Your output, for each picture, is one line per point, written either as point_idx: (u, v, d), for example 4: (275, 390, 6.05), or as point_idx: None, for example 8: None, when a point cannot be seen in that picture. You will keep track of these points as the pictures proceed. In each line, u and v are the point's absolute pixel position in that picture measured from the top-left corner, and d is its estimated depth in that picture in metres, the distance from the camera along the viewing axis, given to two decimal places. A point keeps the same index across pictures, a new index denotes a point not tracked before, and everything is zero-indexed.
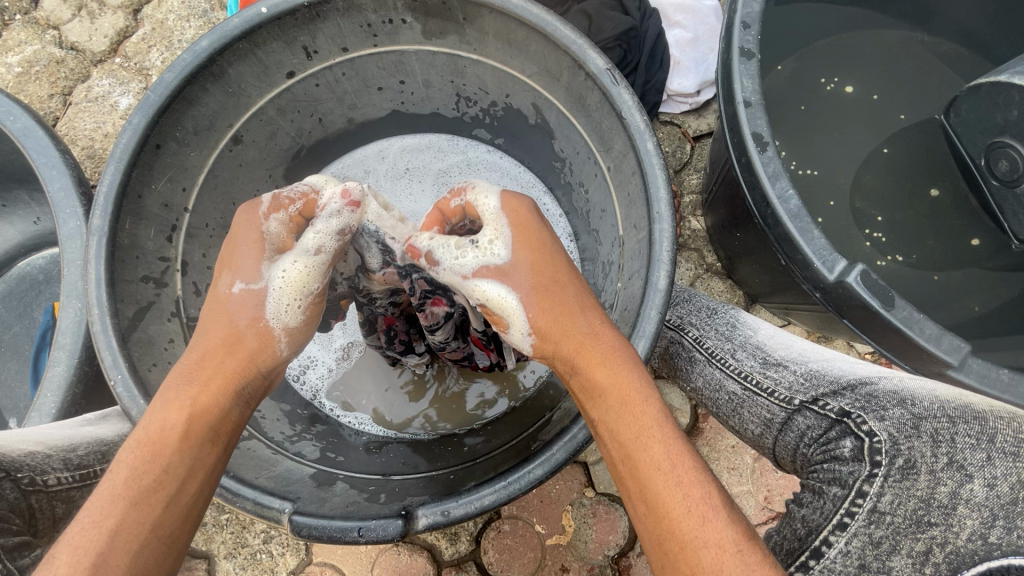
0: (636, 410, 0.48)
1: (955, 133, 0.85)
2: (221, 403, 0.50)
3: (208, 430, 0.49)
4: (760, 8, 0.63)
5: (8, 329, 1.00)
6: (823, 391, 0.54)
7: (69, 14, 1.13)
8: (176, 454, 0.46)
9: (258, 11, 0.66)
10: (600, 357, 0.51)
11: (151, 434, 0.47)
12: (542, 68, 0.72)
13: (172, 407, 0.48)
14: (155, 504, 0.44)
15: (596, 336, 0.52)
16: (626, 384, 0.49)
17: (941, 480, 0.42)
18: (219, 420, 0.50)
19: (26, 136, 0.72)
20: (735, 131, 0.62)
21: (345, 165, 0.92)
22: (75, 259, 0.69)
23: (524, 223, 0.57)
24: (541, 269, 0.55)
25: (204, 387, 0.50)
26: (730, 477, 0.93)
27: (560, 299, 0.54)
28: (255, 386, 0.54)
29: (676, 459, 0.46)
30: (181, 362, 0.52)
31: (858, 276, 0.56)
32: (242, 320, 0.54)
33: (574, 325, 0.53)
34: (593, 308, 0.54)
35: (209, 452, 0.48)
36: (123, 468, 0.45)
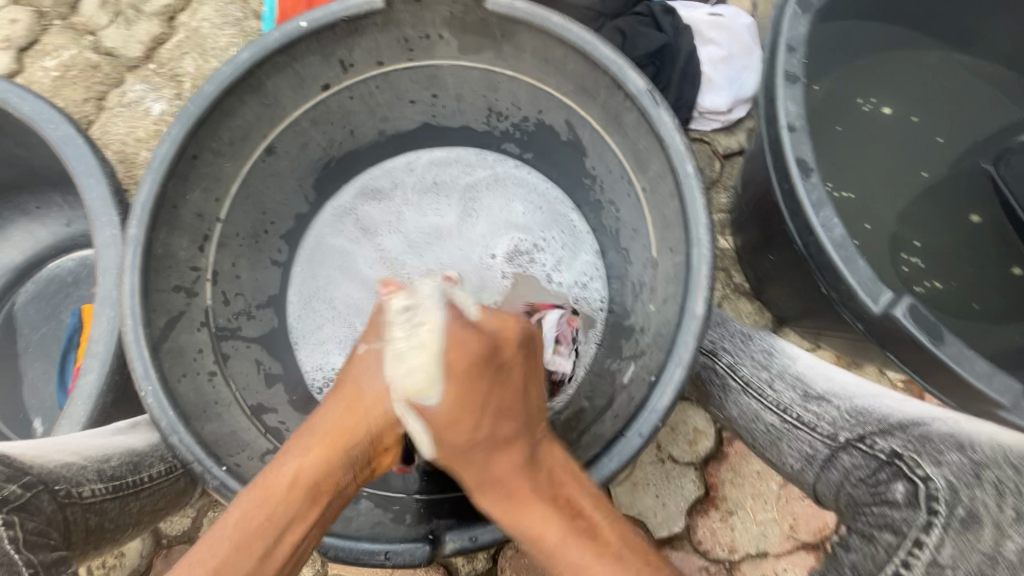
0: (551, 533, 0.50)
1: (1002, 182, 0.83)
2: (330, 462, 0.52)
3: (319, 488, 0.50)
4: (805, 31, 0.62)
5: (36, 329, 1.01)
6: (870, 429, 0.52)
7: (105, 20, 1.15)
8: (280, 504, 0.48)
9: (298, 25, 0.66)
10: (509, 495, 0.52)
11: (267, 480, 0.49)
12: (578, 86, 0.71)
13: (291, 458, 0.51)
14: (255, 551, 0.46)
15: (499, 469, 0.53)
16: (531, 514, 0.51)
17: (1007, 536, 0.41)
18: (325, 477, 0.51)
19: (65, 144, 0.73)
20: (777, 156, 0.61)
21: (374, 175, 0.92)
22: (110, 267, 0.70)
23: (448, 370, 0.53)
24: (460, 408, 0.53)
25: (321, 447, 0.52)
26: (754, 504, 0.91)
27: (461, 436, 0.53)
28: (364, 451, 0.54)
29: (595, 575, 0.47)
30: (312, 418, 0.55)
31: (906, 309, 0.54)
32: (365, 387, 0.55)
33: (474, 464, 0.53)
34: (491, 439, 0.53)
35: (311, 512, 0.49)
36: (238, 508, 0.48)
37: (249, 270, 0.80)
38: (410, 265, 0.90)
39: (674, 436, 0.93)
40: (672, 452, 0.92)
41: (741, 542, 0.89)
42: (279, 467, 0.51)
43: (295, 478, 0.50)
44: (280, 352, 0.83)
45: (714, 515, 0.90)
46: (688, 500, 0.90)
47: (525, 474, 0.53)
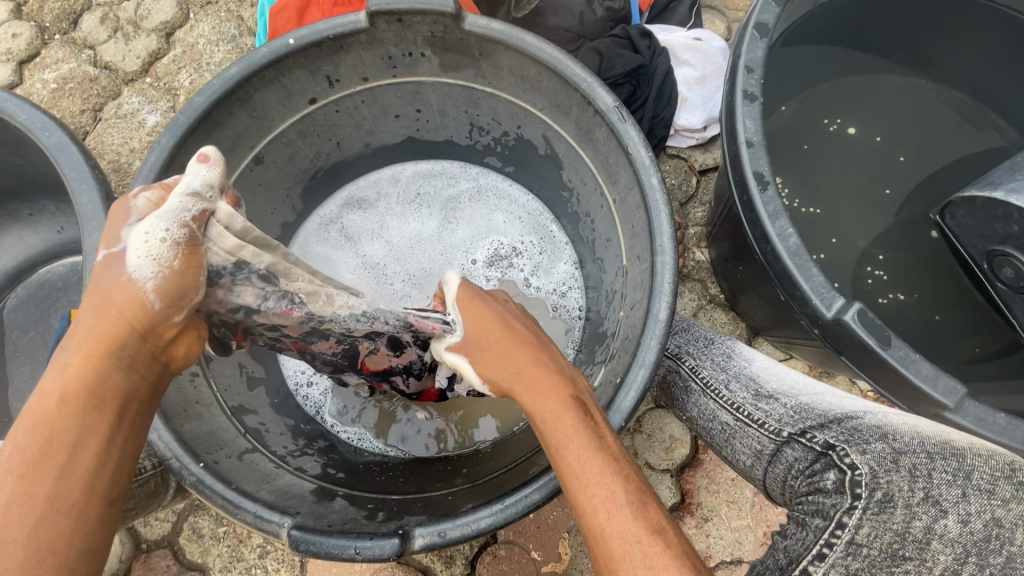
0: (553, 421, 0.47)
1: (953, 233, 0.81)
2: (97, 368, 0.44)
3: (93, 395, 0.43)
4: (763, 53, 0.66)
5: (24, 333, 1.03)
6: (810, 423, 0.54)
7: (105, 35, 1.19)
8: (56, 421, 0.42)
9: (286, 42, 0.69)
10: (529, 388, 0.50)
11: (36, 408, 0.42)
12: (552, 102, 0.75)
13: (47, 379, 0.43)
14: (50, 472, 0.41)
15: (515, 363, 0.52)
16: (545, 397, 0.49)
17: (916, 514, 0.43)
18: (100, 385, 0.44)
19: (59, 151, 0.76)
20: (737, 170, 0.65)
21: (360, 186, 0.96)
22: (97, 270, 0.72)
23: (470, 303, 0.58)
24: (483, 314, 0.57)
25: (77, 359, 0.43)
26: (729, 511, 0.92)
27: (496, 341, 0.54)
28: (136, 348, 0.45)
29: (593, 464, 0.45)
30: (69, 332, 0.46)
31: (855, 314, 0.57)
32: (111, 286, 0.45)
33: (503, 360, 0.53)
34: (523, 345, 0.53)
35: (98, 419, 0.43)
36: (11, 446, 0.42)
37: None
38: (393, 272, 0.92)
39: (650, 444, 0.95)
40: (648, 459, 0.94)
41: (716, 549, 0.90)
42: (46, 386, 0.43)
43: (65, 394, 0.43)
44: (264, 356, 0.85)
45: (690, 522, 0.92)
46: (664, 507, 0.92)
47: (540, 368, 0.51)
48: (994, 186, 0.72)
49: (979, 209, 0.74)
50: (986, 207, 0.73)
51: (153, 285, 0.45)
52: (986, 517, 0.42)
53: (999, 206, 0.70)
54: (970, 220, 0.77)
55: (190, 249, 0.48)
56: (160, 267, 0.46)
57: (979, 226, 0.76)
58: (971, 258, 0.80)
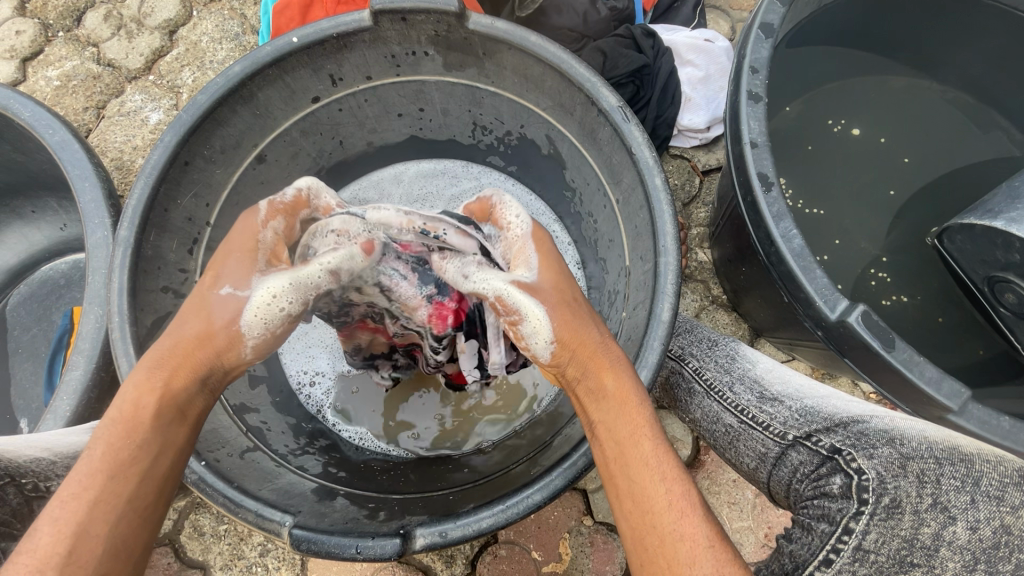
0: (633, 413, 0.49)
1: (952, 255, 0.81)
2: (192, 391, 0.50)
3: (175, 411, 0.49)
4: (768, 54, 0.66)
5: (27, 330, 1.03)
6: (816, 427, 0.54)
7: (108, 33, 1.19)
8: (145, 429, 0.46)
9: (289, 40, 0.69)
10: (613, 366, 0.51)
11: (126, 414, 0.46)
12: (556, 102, 0.74)
13: (136, 384, 0.48)
14: (122, 482, 0.44)
15: (601, 345, 0.52)
16: (629, 387, 0.50)
17: (924, 521, 0.43)
18: (186, 402, 0.49)
19: (63, 149, 0.76)
20: (741, 171, 0.64)
21: (362, 186, 0.95)
22: (100, 268, 0.72)
23: (540, 248, 0.58)
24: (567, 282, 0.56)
25: (170, 371, 0.49)
26: (731, 512, 0.92)
27: (577, 312, 0.54)
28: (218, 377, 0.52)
29: (666, 462, 0.47)
30: (156, 350, 0.50)
31: (859, 316, 0.57)
32: (218, 320, 0.51)
33: (587, 330, 0.53)
34: (602, 323, 0.55)
35: (177, 431, 0.48)
36: (98, 445, 0.45)
37: None
38: None
39: None
40: None
41: None
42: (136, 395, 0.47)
43: (157, 402, 0.47)
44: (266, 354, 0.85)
45: None
46: None
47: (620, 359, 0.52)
48: (993, 215, 0.69)
49: (978, 237, 0.72)
50: (985, 234, 0.70)
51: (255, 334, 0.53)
52: (996, 523, 0.42)
53: (998, 233, 0.68)
54: (963, 247, 0.77)
55: (291, 320, 0.54)
56: (266, 319, 0.52)
57: (979, 253, 0.75)
58: (973, 283, 0.79)
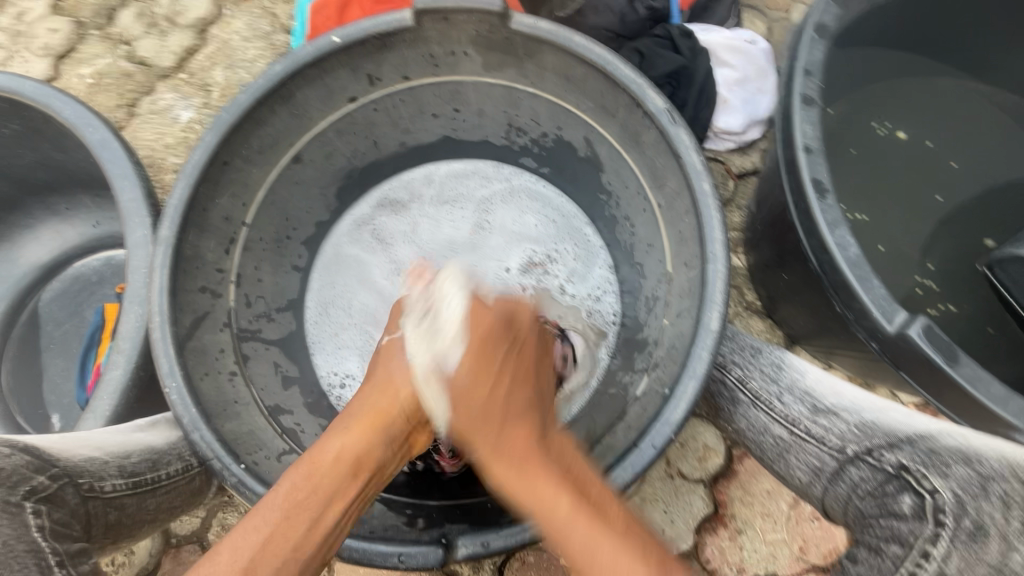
0: (534, 481, 0.51)
1: (1003, 286, 0.79)
2: (371, 440, 0.55)
3: (354, 460, 0.53)
4: (822, 56, 0.64)
5: (59, 326, 1.04)
6: (877, 442, 0.52)
7: (141, 31, 1.20)
8: (324, 477, 0.51)
9: (330, 40, 0.69)
10: (503, 447, 0.55)
11: (313, 457, 0.53)
12: (597, 104, 0.73)
13: (334, 438, 0.55)
14: (299, 526, 0.49)
15: (511, 440, 0.55)
16: (521, 463, 0.53)
17: (1013, 548, 0.43)
18: (365, 455, 0.54)
19: (102, 148, 0.75)
20: (793, 176, 0.63)
21: (393, 186, 0.94)
22: (140, 267, 0.72)
23: (476, 335, 0.61)
24: (478, 377, 0.59)
25: (359, 427, 0.56)
26: (764, 524, 0.90)
27: (478, 396, 0.58)
28: (400, 429, 0.57)
29: (594, 540, 0.47)
30: (350, 406, 0.59)
31: (921, 329, 0.55)
32: (395, 372, 0.60)
33: (481, 415, 0.57)
34: (507, 400, 0.58)
35: (354, 484, 0.53)
36: (284, 487, 0.51)
37: (271, 273, 0.82)
38: None
39: (684, 453, 0.93)
40: (681, 468, 0.92)
41: (750, 562, 0.89)
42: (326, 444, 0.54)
43: (338, 455, 0.53)
44: (298, 355, 0.84)
45: (723, 533, 0.90)
46: (697, 518, 0.90)
47: (534, 447, 0.54)
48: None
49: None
50: None
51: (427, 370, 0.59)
52: None
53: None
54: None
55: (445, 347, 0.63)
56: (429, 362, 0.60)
57: None
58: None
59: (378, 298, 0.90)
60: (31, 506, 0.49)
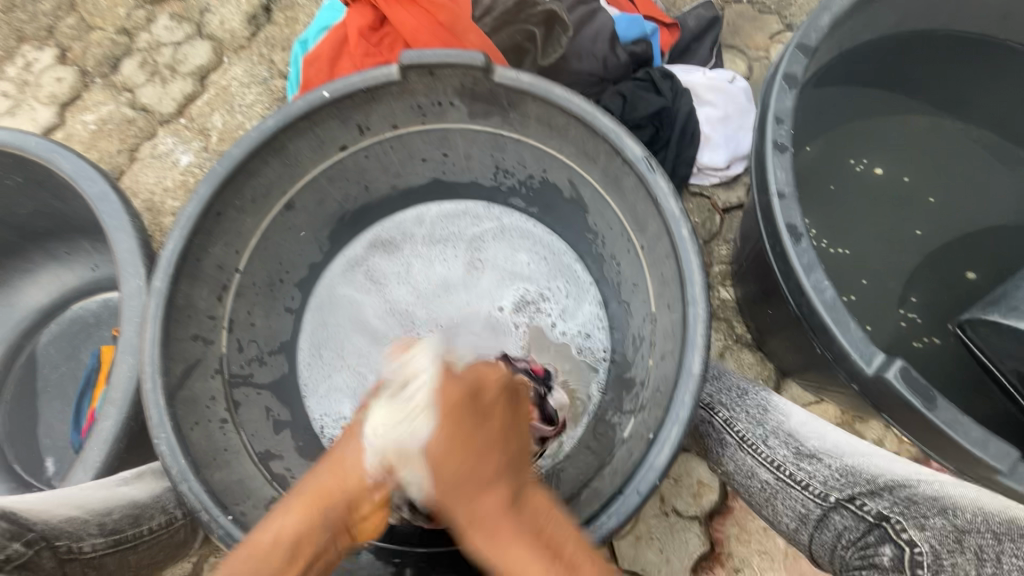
0: (524, 563, 0.45)
1: (977, 347, 0.78)
2: (312, 521, 0.51)
3: (304, 544, 0.50)
4: (792, 104, 0.66)
5: (56, 369, 1.05)
6: (859, 490, 0.53)
7: (143, 79, 1.24)
8: (257, 564, 0.48)
9: (321, 94, 0.72)
10: (486, 529, 0.47)
11: (259, 540, 0.50)
12: (580, 150, 0.75)
13: (275, 519, 0.51)
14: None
15: (485, 507, 0.48)
16: (503, 533, 0.46)
17: None
18: (302, 540, 0.50)
19: (101, 200, 0.78)
20: (769, 220, 0.64)
21: (385, 227, 0.95)
22: (133, 317, 0.73)
23: (451, 400, 0.53)
24: (450, 445, 0.50)
25: (301, 508, 0.52)
26: (761, 562, 0.89)
27: (458, 465, 0.50)
28: (341, 515, 0.52)
29: None
30: (304, 479, 0.55)
31: (898, 372, 0.56)
32: (348, 453, 0.56)
33: (464, 488, 0.49)
34: (489, 466, 0.50)
35: (289, 574, 0.48)
36: (226, 571, 0.48)
37: (263, 317, 0.83)
38: (418, 314, 0.92)
39: (678, 490, 0.92)
40: (676, 505, 0.91)
41: None
42: (270, 527, 0.51)
43: (277, 537, 0.50)
44: (291, 398, 0.85)
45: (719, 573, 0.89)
46: (692, 557, 0.89)
47: (512, 518, 0.47)
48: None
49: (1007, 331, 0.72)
50: None
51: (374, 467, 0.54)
52: None
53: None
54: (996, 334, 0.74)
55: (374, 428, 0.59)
56: (382, 453, 0.54)
57: (1006, 345, 0.74)
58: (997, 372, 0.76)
59: (371, 338, 0.91)
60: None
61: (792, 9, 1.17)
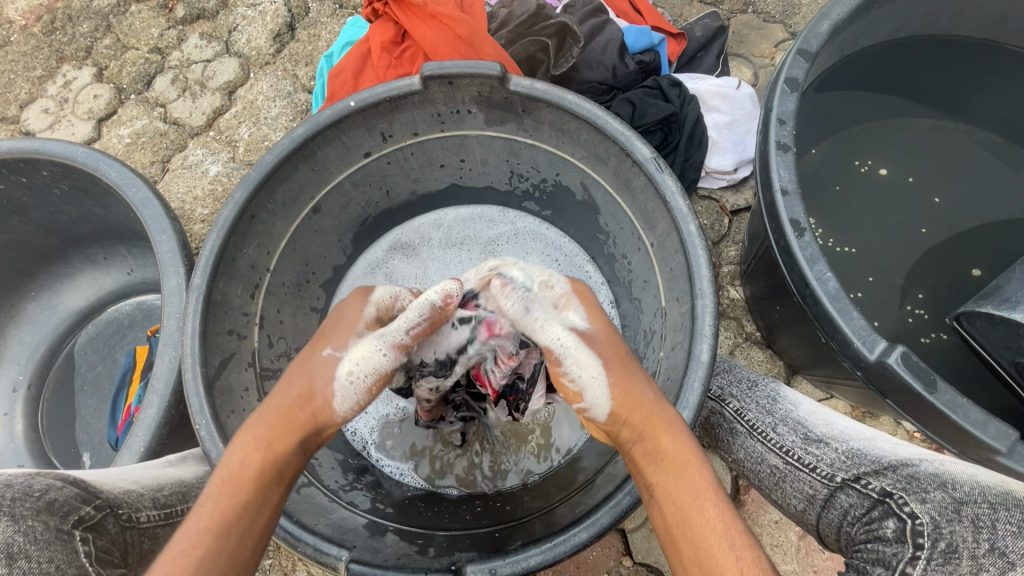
0: (693, 475, 0.51)
1: (975, 339, 0.79)
2: (288, 448, 0.55)
3: (273, 472, 0.54)
4: (794, 106, 0.69)
5: (92, 368, 1.11)
6: (864, 469, 0.55)
7: (175, 94, 1.31)
8: (249, 491, 0.51)
9: (348, 104, 0.76)
10: (663, 426, 0.54)
11: (232, 474, 0.52)
12: (591, 153, 0.79)
13: (250, 448, 0.54)
14: (231, 537, 0.49)
15: (661, 410, 0.55)
16: (687, 451, 0.53)
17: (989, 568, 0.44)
18: (284, 464, 0.54)
19: (143, 205, 0.83)
20: (774, 217, 0.68)
21: (405, 231, 1.00)
22: (174, 313, 0.78)
23: (588, 300, 0.64)
24: (612, 344, 0.60)
25: (277, 436, 0.55)
26: (775, 555, 0.90)
27: (630, 371, 0.58)
28: (314, 437, 0.57)
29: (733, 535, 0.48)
30: (261, 409, 0.57)
31: (899, 358, 0.58)
32: (316, 383, 0.58)
33: (640, 388, 0.56)
34: (657, 384, 0.58)
35: (274, 494, 0.53)
36: (207, 503, 0.50)
37: (292, 315, 0.88)
38: None
39: None
40: None
41: None
42: (243, 458, 0.53)
43: (260, 467, 0.53)
44: None
45: None
46: None
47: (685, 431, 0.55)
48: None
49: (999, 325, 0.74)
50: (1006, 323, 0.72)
51: (348, 402, 0.59)
52: None
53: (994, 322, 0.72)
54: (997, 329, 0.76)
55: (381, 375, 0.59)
56: (356, 391, 0.58)
57: (1000, 336, 0.75)
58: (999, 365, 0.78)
59: None
60: (80, 534, 0.54)
61: (796, 18, 1.20)
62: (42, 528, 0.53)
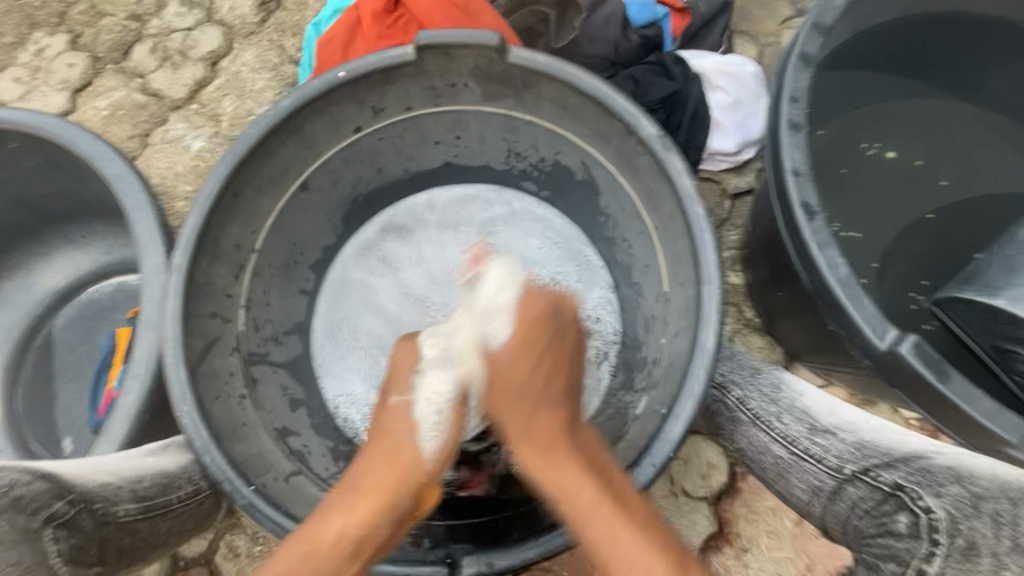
0: (575, 479, 0.57)
1: (955, 323, 0.79)
2: (372, 520, 0.57)
3: (351, 543, 0.55)
4: (808, 83, 0.66)
5: (72, 350, 1.07)
6: (875, 462, 0.54)
7: (154, 64, 1.25)
8: (323, 560, 0.54)
9: (336, 74, 0.72)
10: (544, 444, 0.60)
11: (310, 537, 0.55)
12: (593, 130, 0.76)
13: (334, 517, 0.56)
14: None
15: (545, 424, 0.62)
16: (563, 463, 0.58)
17: (1003, 564, 0.44)
18: (366, 536, 0.56)
19: (119, 180, 0.79)
20: (783, 199, 0.65)
21: (397, 212, 0.93)
22: (153, 295, 0.75)
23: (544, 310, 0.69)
24: (522, 358, 0.66)
25: (363, 504, 0.57)
26: (770, 542, 0.90)
27: (525, 384, 0.65)
28: (404, 506, 0.59)
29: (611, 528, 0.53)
30: (356, 473, 0.61)
31: (911, 347, 0.57)
32: (404, 443, 0.62)
33: (524, 415, 0.63)
34: (546, 397, 0.64)
35: (352, 564, 0.55)
36: (281, 564, 0.53)
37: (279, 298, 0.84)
38: (432, 305, 0.90)
39: (687, 471, 0.93)
40: (685, 487, 0.92)
41: None
42: (326, 522, 0.56)
43: (337, 538, 0.55)
44: (306, 377, 0.85)
45: (728, 552, 0.90)
46: (701, 536, 0.90)
47: (564, 435, 0.61)
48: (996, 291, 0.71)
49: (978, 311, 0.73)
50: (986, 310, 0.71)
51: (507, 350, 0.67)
52: None
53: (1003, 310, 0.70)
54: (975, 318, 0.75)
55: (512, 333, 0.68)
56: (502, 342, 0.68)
57: (978, 322, 0.75)
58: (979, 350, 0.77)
59: (384, 322, 0.90)
60: (50, 533, 0.52)
61: None
62: (9, 528, 0.50)
